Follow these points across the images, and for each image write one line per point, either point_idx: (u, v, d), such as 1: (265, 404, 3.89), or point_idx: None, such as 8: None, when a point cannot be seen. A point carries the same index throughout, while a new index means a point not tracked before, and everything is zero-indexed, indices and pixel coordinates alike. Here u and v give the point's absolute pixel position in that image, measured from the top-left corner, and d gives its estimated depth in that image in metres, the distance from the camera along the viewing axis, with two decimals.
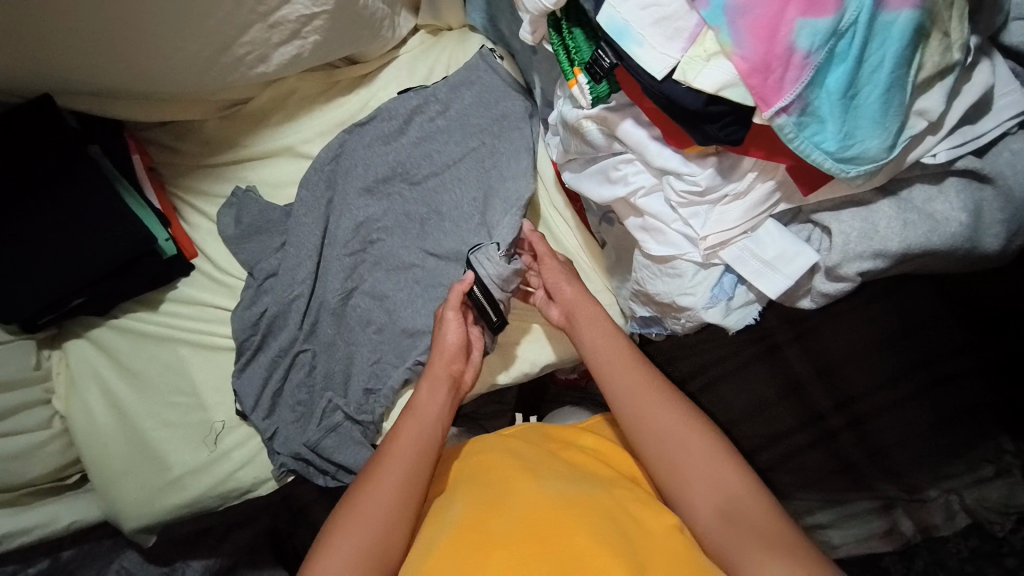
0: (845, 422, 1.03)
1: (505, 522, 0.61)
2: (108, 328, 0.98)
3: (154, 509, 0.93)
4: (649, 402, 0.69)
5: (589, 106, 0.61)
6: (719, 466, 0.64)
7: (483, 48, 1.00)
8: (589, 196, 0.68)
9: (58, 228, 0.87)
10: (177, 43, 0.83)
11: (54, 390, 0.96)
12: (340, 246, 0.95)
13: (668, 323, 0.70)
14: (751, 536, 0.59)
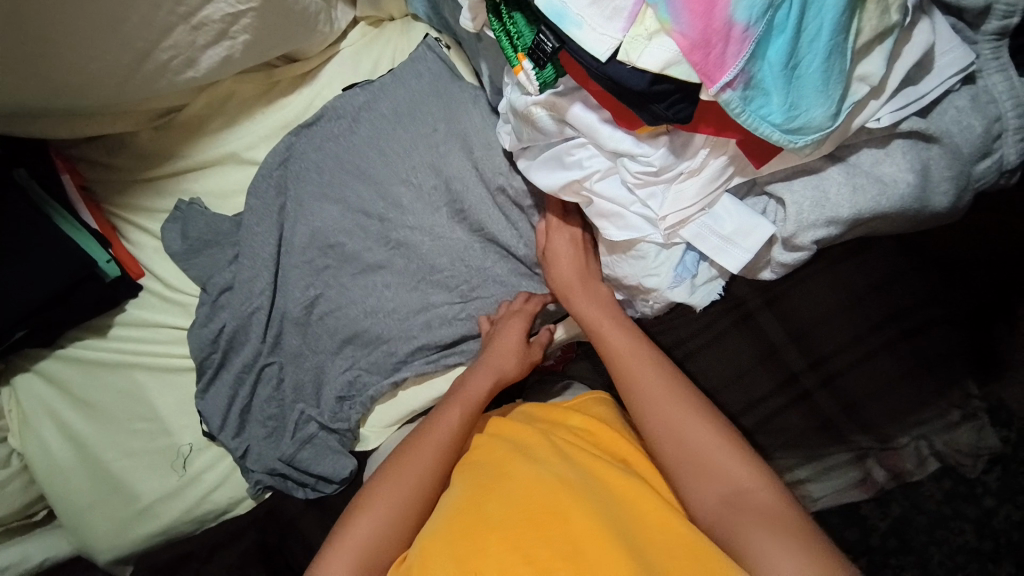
0: (817, 382, 0.97)
1: (498, 510, 0.62)
2: (54, 359, 0.93)
3: (123, 541, 0.90)
4: (643, 393, 0.70)
5: (537, 92, 0.59)
6: (725, 456, 0.65)
7: (428, 37, 0.98)
8: (539, 183, 0.66)
9: None
10: (93, 54, 0.78)
11: (10, 428, 0.92)
12: (297, 254, 0.93)
13: (640, 307, 0.71)
14: (759, 523, 0.59)
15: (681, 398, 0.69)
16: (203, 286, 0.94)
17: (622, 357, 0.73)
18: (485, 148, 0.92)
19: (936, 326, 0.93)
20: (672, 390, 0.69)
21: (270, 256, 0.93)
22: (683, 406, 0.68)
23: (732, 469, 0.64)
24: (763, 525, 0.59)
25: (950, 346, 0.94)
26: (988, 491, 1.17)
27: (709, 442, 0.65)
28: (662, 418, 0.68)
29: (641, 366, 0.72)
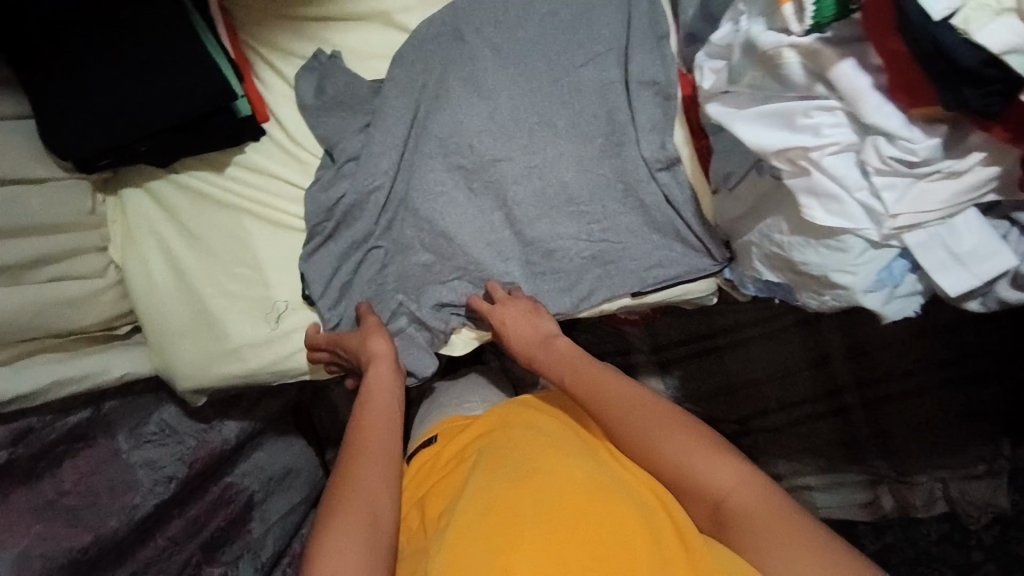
0: (858, 401, 1.23)
1: (526, 507, 0.62)
2: (167, 182, 0.90)
3: (210, 374, 0.93)
4: (611, 410, 0.74)
5: (802, 33, 0.52)
6: (699, 462, 0.68)
7: None
8: (748, 139, 0.59)
9: (134, 66, 0.75)
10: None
11: (111, 237, 0.89)
12: (434, 143, 0.88)
13: (796, 296, 0.68)
14: (749, 530, 0.63)
15: (655, 414, 0.72)
16: (328, 148, 0.90)
17: (577, 389, 0.78)
18: (658, 78, 0.82)
19: (986, 384, 1.18)
20: (640, 405, 0.73)
21: (401, 138, 0.88)
22: (658, 416, 0.72)
23: (711, 468, 0.67)
24: (752, 531, 0.62)
25: (992, 402, 1.18)
26: (980, 545, 1.17)
27: (682, 445, 0.69)
28: (635, 440, 0.71)
29: (606, 386, 0.76)
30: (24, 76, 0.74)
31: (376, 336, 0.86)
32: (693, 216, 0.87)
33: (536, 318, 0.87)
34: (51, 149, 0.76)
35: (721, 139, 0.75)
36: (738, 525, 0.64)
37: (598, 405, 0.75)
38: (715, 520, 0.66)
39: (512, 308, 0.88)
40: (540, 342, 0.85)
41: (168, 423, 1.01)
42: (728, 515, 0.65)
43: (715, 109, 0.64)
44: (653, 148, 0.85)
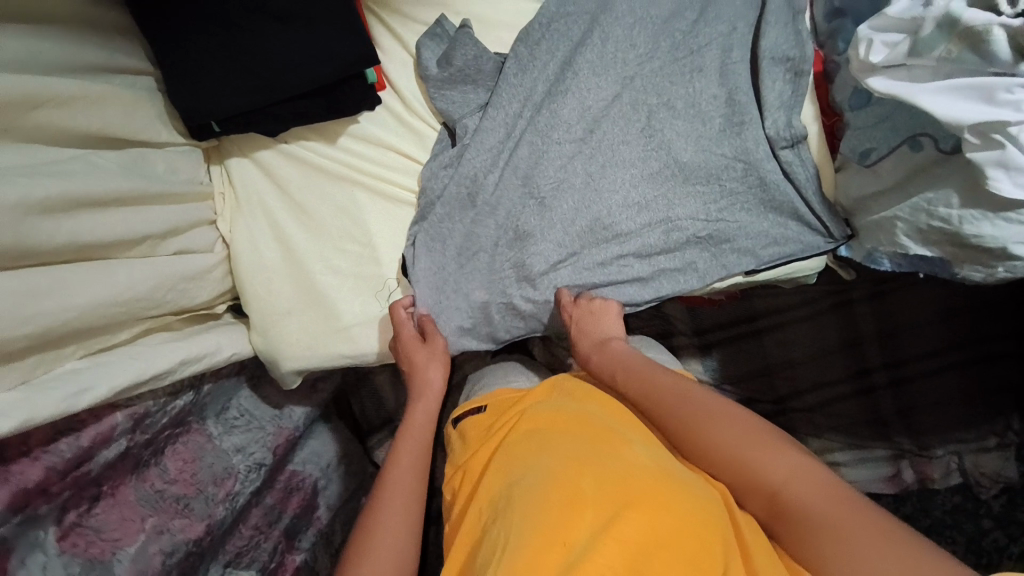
0: (885, 380, 1.18)
1: (593, 482, 0.56)
2: (276, 153, 0.85)
3: (317, 354, 0.86)
4: (652, 398, 0.71)
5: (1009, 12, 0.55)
6: (755, 449, 0.60)
7: None
8: (936, 113, 0.60)
9: (284, 19, 0.67)
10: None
11: (219, 211, 0.84)
12: (563, 129, 0.86)
13: (951, 269, 0.69)
14: (818, 528, 0.52)
15: (700, 402, 0.68)
16: (447, 120, 0.87)
17: (629, 379, 0.75)
18: (791, 54, 0.82)
19: (1010, 360, 1.13)
20: (684, 395, 0.69)
21: (525, 113, 0.86)
22: (708, 405, 0.67)
23: (772, 456, 0.59)
24: (808, 519, 0.54)
25: (1017, 379, 1.13)
26: (989, 513, 1.16)
27: (734, 432, 0.63)
28: (679, 426, 0.66)
29: (651, 377, 0.73)
30: (150, 26, 0.65)
31: (432, 365, 0.83)
32: (815, 197, 0.87)
33: (601, 333, 0.83)
34: (183, 113, 0.69)
35: (862, 116, 0.77)
36: (792, 514, 0.55)
37: (646, 394, 0.72)
38: (773, 515, 0.57)
39: (583, 317, 0.84)
40: (600, 346, 0.81)
41: (247, 408, 0.92)
42: (786, 505, 0.56)
43: (879, 83, 0.66)
44: (780, 124, 0.84)
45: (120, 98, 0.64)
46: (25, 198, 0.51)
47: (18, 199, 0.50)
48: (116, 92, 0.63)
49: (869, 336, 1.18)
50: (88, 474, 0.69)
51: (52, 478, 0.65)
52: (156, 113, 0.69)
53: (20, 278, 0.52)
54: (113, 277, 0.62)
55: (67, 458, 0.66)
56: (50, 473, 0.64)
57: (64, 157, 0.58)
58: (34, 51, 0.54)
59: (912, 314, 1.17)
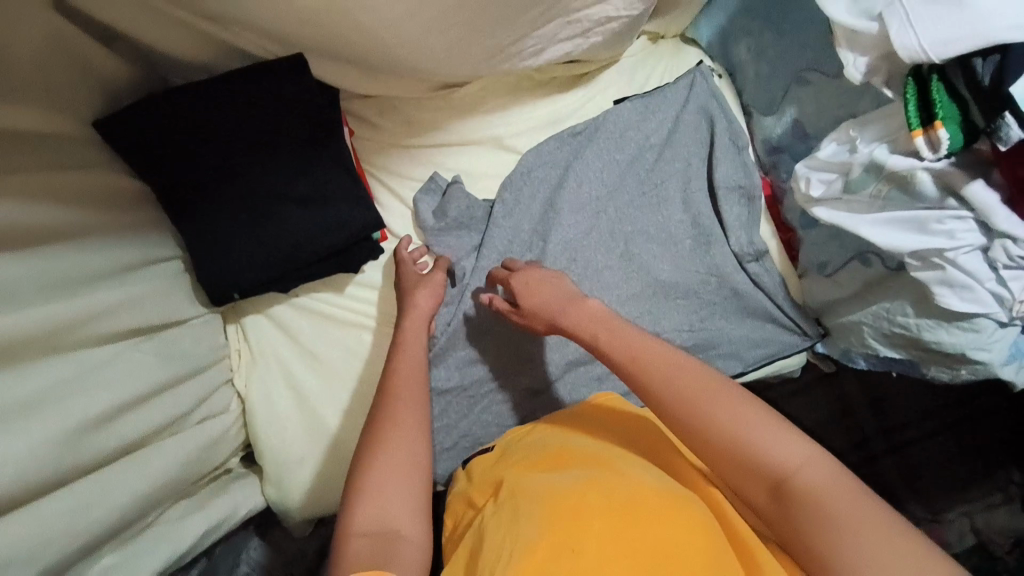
0: (884, 448, 1.18)
1: (602, 498, 0.60)
2: (290, 306, 0.90)
3: (331, 501, 0.89)
4: (641, 377, 0.65)
5: (935, 158, 0.62)
6: (757, 430, 0.58)
7: (703, 65, 0.95)
8: (889, 242, 0.69)
9: (302, 201, 0.75)
10: (452, 27, 0.64)
11: (235, 368, 0.89)
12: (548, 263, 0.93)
13: (921, 369, 0.77)
14: (821, 518, 0.53)
15: (699, 380, 0.62)
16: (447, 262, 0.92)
17: (620, 354, 0.68)
18: (743, 184, 0.94)
19: (997, 416, 1.16)
20: (682, 373, 0.63)
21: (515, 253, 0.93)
22: (702, 380, 0.62)
23: (776, 442, 0.57)
24: (814, 511, 0.53)
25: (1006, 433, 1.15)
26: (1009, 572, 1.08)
27: (730, 415, 0.59)
28: (673, 405, 0.62)
29: (643, 352, 0.66)
30: (182, 215, 0.72)
31: (421, 291, 0.85)
32: (785, 301, 0.95)
33: (567, 296, 0.76)
34: (210, 288, 0.75)
35: (815, 233, 0.87)
36: (800, 501, 0.54)
37: (638, 373, 0.65)
38: (775, 499, 0.56)
39: (529, 285, 0.79)
40: (567, 304, 0.75)
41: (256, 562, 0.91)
42: (792, 492, 0.55)
43: (822, 210, 0.75)
44: (743, 242, 0.94)
45: (152, 292, 0.68)
46: (81, 419, 0.54)
47: (72, 422, 0.53)
48: (148, 288, 0.67)
49: (861, 406, 1.19)
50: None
51: None
52: (183, 294, 0.75)
53: (73, 494, 0.54)
54: (149, 466, 0.63)
55: None
56: None
57: (107, 358, 0.60)
58: (85, 264, 0.58)
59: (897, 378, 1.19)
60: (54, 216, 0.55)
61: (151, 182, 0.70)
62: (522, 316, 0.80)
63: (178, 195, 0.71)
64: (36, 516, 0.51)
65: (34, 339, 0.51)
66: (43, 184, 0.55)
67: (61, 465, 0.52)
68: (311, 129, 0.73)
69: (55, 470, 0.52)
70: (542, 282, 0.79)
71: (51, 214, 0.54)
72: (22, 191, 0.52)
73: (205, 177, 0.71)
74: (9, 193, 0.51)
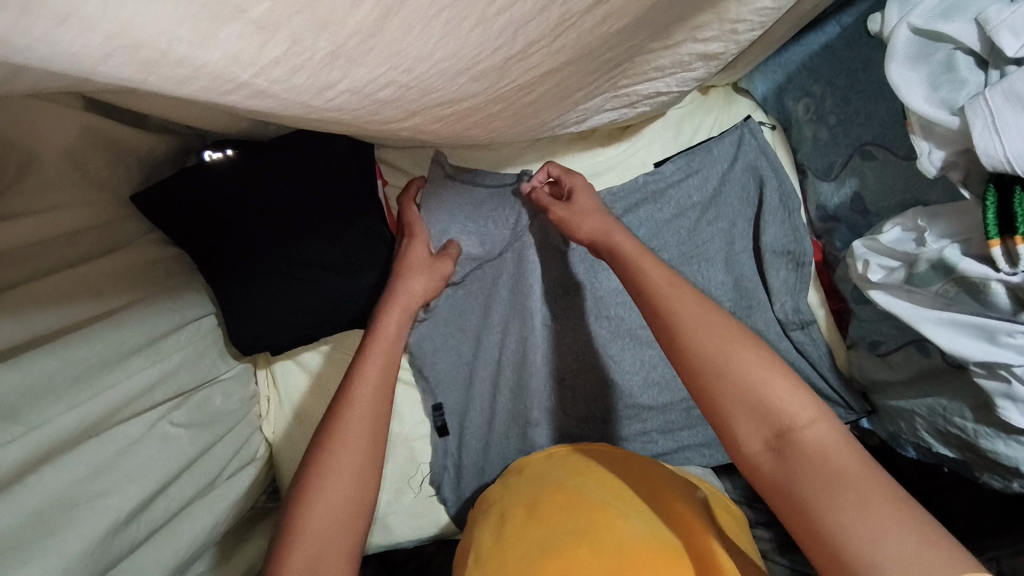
0: None
1: (592, 556, 0.59)
2: (317, 354, 0.88)
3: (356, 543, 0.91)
4: (664, 303, 0.61)
5: (1013, 271, 0.57)
6: (767, 376, 0.54)
7: (753, 120, 0.90)
8: (951, 346, 0.64)
9: (333, 268, 0.76)
10: (493, 125, 0.60)
11: (263, 414, 0.88)
12: (578, 321, 0.88)
13: (974, 472, 0.72)
14: (822, 478, 0.48)
15: (718, 324, 0.58)
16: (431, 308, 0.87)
17: (642, 282, 0.64)
18: (791, 249, 0.89)
19: None
20: (702, 315, 0.59)
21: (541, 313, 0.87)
22: (726, 322, 0.58)
23: (782, 389, 0.53)
24: (814, 466, 0.49)
25: None
26: None
27: (752, 361, 0.55)
28: (690, 341, 0.58)
29: (669, 284, 0.63)
30: (218, 278, 0.72)
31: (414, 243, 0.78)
32: (831, 373, 0.90)
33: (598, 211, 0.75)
34: (242, 347, 0.76)
35: (866, 309, 0.82)
36: (797, 453, 0.50)
37: (659, 308, 0.61)
38: (773, 451, 0.51)
39: (579, 188, 0.78)
40: (600, 214, 0.74)
41: None
42: (791, 445, 0.51)
43: (878, 295, 0.71)
44: (788, 309, 0.90)
45: (189, 359, 0.69)
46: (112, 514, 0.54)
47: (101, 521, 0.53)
48: (185, 356, 0.68)
49: None
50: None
51: None
52: (217, 352, 0.75)
53: None
54: (177, 537, 0.63)
55: None
56: None
57: (138, 437, 0.60)
58: (113, 349, 0.58)
59: None
60: (73, 313, 0.56)
61: (189, 246, 0.71)
62: (567, 211, 0.76)
63: (216, 258, 0.72)
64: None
65: (62, 441, 0.52)
66: (73, 281, 0.56)
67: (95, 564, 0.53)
68: (344, 189, 0.74)
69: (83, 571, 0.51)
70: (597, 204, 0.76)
71: (70, 314, 0.55)
72: (42, 297, 0.53)
73: (240, 241, 0.72)
74: (32, 304, 0.52)
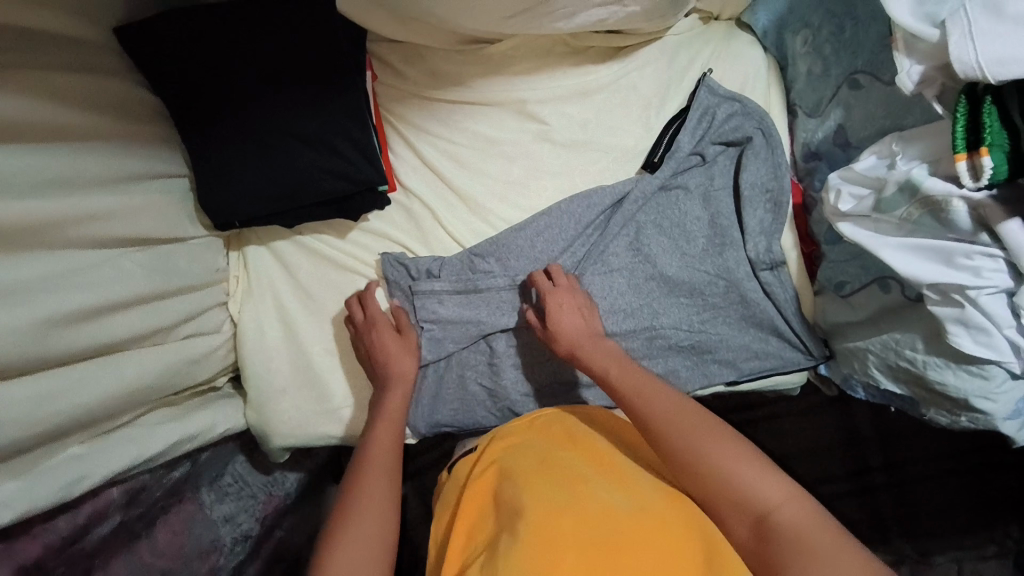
0: (882, 480, 1.09)
1: (574, 524, 0.57)
2: (293, 243, 0.90)
3: (307, 434, 0.88)
4: (648, 410, 0.71)
5: (979, 184, 0.57)
6: (748, 467, 0.64)
7: (707, 69, 0.91)
8: (912, 272, 0.65)
9: (304, 141, 0.75)
10: None
11: (230, 293, 0.89)
12: (558, 244, 0.88)
13: (921, 409, 0.74)
14: (801, 551, 0.57)
15: (691, 420, 0.69)
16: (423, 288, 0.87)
17: (621, 385, 0.75)
18: (770, 186, 0.88)
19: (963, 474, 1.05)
20: (677, 411, 0.70)
21: (512, 242, 0.87)
22: (704, 423, 0.69)
23: (760, 478, 0.63)
24: (796, 540, 0.58)
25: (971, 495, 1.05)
26: None
27: (731, 454, 0.65)
28: (676, 441, 0.68)
29: (649, 391, 0.73)
30: (193, 140, 0.73)
31: (388, 336, 0.84)
32: (795, 317, 0.89)
33: (592, 331, 0.81)
34: (210, 212, 0.76)
35: (837, 250, 0.83)
36: (780, 534, 0.59)
37: (643, 409, 0.71)
38: (758, 535, 0.61)
39: (564, 303, 0.82)
40: (592, 337, 0.81)
41: (240, 475, 0.94)
42: (773, 526, 0.60)
43: (846, 225, 0.71)
44: (760, 248, 0.89)
45: (155, 204, 0.70)
46: (52, 314, 0.55)
47: (44, 315, 0.55)
48: (150, 200, 0.69)
49: (865, 435, 1.10)
50: (83, 549, 0.70)
51: (49, 555, 0.67)
52: (186, 213, 0.76)
53: (43, 380, 0.56)
54: (123, 371, 0.66)
55: (63, 536, 0.68)
56: (45, 551, 0.66)
57: (94, 263, 0.62)
58: (83, 169, 0.59)
59: (914, 446, 1.08)
60: (47, 113, 0.56)
61: (168, 103, 0.72)
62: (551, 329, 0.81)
63: (191, 119, 0.73)
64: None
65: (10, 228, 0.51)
66: (42, 81, 0.57)
67: (25, 350, 0.53)
68: (324, 63, 0.74)
69: (22, 360, 0.53)
70: (587, 319, 0.82)
71: (44, 112, 0.55)
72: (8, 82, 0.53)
73: (217, 103, 0.73)
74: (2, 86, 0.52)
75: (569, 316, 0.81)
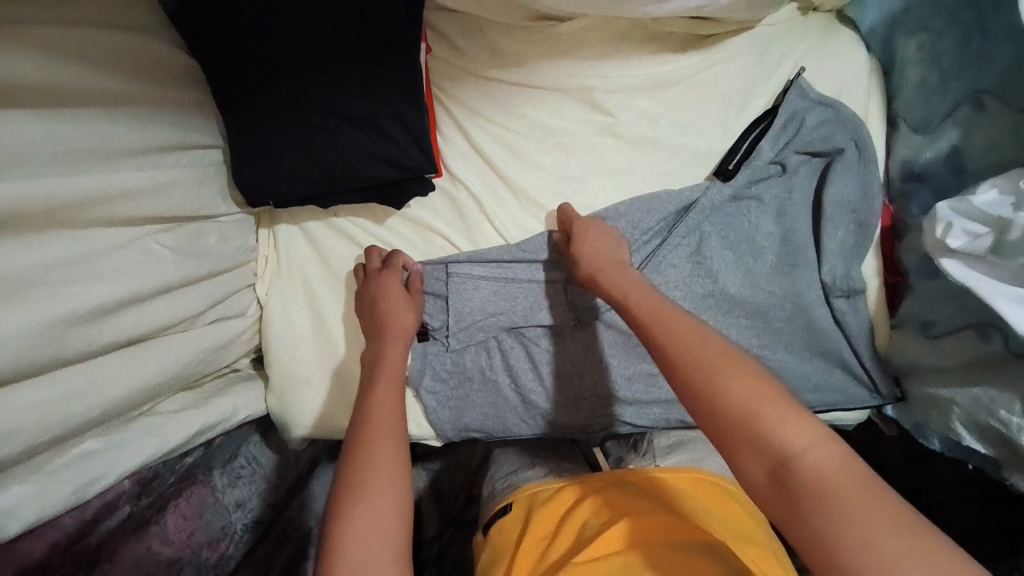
0: None
1: None
2: (327, 225, 0.83)
3: (329, 428, 0.83)
4: (666, 341, 0.57)
5: None
6: (770, 408, 0.48)
7: (800, 68, 0.81)
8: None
9: (353, 119, 0.68)
10: None
11: (259, 273, 0.84)
12: None
13: (1003, 473, 0.68)
14: (832, 510, 0.42)
15: (716, 350, 0.54)
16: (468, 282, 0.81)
17: (636, 310, 0.63)
18: (857, 206, 0.79)
19: None
20: (699, 336, 0.56)
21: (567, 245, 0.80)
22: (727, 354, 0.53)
23: (785, 421, 0.47)
24: (820, 495, 0.43)
25: None
26: None
27: (753, 388, 0.49)
28: (696, 369, 0.52)
29: (668, 314, 0.60)
30: (231, 107, 0.67)
31: (393, 280, 0.78)
32: (866, 351, 0.82)
33: (614, 250, 0.73)
34: (246, 189, 0.70)
35: (927, 286, 0.74)
36: (803, 487, 0.44)
37: (656, 337, 0.58)
38: (775, 482, 0.46)
39: (590, 230, 0.75)
40: (614, 264, 0.71)
41: (254, 457, 0.91)
42: (792, 477, 0.45)
43: (949, 262, 0.61)
44: (837, 273, 0.80)
45: (185, 178, 0.64)
46: (73, 311, 0.50)
47: (63, 316, 0.49)
48: (182, 175, 0.63)
49: None
50: (90, 544, 0.65)
51: (53, 553, 0.61)
52: (217, 188, 0.70)
53: (56, 383, 0.51)
54: (146, 362, 0.61)
55: (69, 532, 0.63)
56: (51, 549, 0.61)
57: (119, 244, 0.57)
58: (112, 140, 0.53)
59: None
60: (74, 76, 0.50)
61: (204, 64, 0.65)
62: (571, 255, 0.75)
63: (230, 85, 0.66)
64: (11, 405, 0.47)
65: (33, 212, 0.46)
66: (70, 39, 0.50)
67: (45, 348, 0.48)
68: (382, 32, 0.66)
69: (40, 363, 0.48)
70: (611, 242, 0.74)
71: (68, 76, 0.49)
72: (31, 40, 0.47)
73: (260, 70, 0.65)
74: (25, 43, 0.46)
75: (588, 240, 0.74)
